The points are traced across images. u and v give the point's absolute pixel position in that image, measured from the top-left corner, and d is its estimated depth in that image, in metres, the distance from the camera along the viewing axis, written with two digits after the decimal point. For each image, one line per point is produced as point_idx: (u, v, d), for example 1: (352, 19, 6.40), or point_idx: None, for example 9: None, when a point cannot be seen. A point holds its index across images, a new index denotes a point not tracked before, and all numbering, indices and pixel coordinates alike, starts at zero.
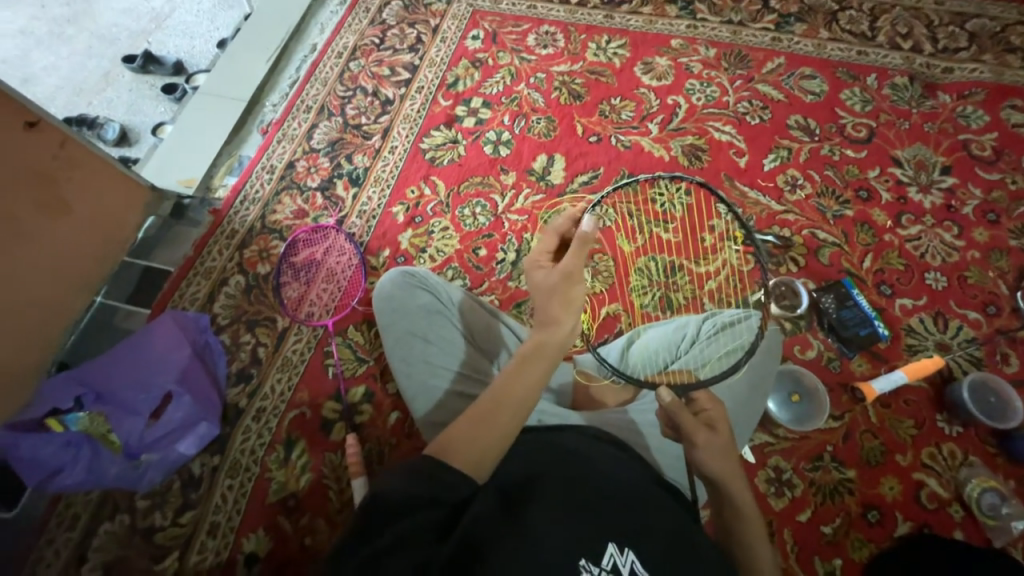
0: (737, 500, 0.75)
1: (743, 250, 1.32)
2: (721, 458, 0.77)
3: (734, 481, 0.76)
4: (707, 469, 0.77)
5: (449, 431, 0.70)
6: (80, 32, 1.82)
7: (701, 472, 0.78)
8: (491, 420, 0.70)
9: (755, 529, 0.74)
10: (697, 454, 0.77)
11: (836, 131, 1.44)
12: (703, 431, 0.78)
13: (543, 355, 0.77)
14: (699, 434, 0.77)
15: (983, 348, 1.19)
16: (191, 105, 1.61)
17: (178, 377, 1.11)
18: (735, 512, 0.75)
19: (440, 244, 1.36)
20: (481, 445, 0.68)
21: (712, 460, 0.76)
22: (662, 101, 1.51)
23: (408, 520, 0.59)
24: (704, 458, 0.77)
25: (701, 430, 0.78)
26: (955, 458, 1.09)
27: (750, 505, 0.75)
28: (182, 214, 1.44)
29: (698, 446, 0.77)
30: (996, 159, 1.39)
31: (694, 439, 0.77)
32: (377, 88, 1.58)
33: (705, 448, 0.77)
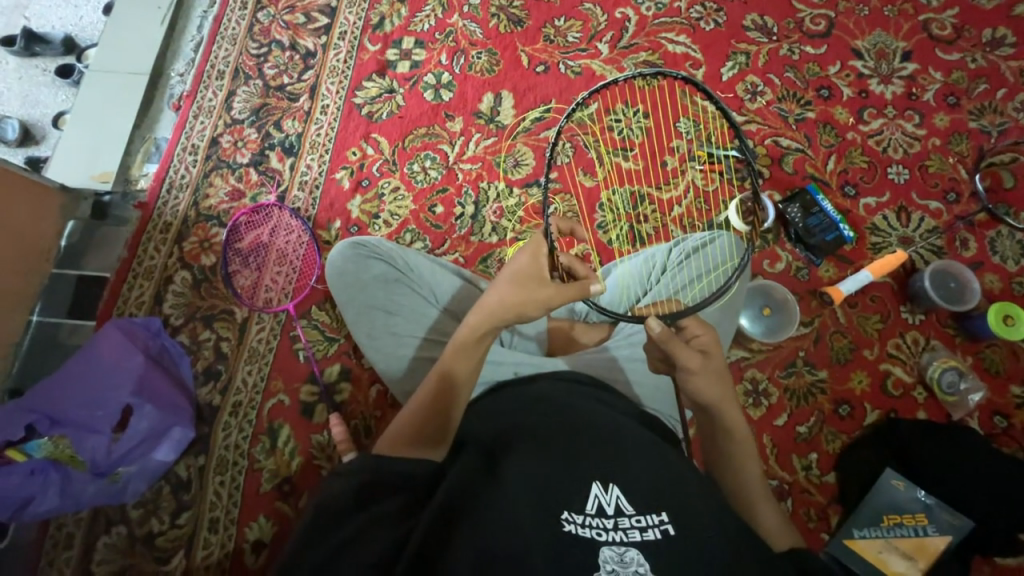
0: (730, 423, 0.76)
1: (707, 168, 1.27)
2: (713, 384, 0.75)
3: (726, 406, 0.76)
4: (702, 396, 0.76)
5: (398, 419, 0.76)
6: None
7: (695, 399, 0.77)
8: (434, 401, 0.75)
9: (745, 449, 0.76)
10: (694, 383, 0.75)
11: (794, 26, 1.35)
12: (698, 357, 0.75)
13: (484, 338, 0.80)
14: (694, 363, 0.75)
15: (944, 236, 1.20)
16: (86, 86, 1.41)
17: (134, 387, 1.04)
18: (727, 436, 0.76)
19: (393, 207, 1.28)
20: (433, 426, 0.73)
21: (706, 387, 0.75)
22: (609, 17, 1.38)
23: (370, 509, 0.60)
24: (699, 386, 0.75)
25: (696, 357, 0.75)
26: (918, 345, 1.14)
27: (742, 427, 0.76)
28: (104, 213, 1.30)
29: (694, 372, 0.75)
30: (956, 37, 1.33)
31: (691, 367, 0.74)
32: (294, 40, 1.40)
33: (700, 375, 0.75)
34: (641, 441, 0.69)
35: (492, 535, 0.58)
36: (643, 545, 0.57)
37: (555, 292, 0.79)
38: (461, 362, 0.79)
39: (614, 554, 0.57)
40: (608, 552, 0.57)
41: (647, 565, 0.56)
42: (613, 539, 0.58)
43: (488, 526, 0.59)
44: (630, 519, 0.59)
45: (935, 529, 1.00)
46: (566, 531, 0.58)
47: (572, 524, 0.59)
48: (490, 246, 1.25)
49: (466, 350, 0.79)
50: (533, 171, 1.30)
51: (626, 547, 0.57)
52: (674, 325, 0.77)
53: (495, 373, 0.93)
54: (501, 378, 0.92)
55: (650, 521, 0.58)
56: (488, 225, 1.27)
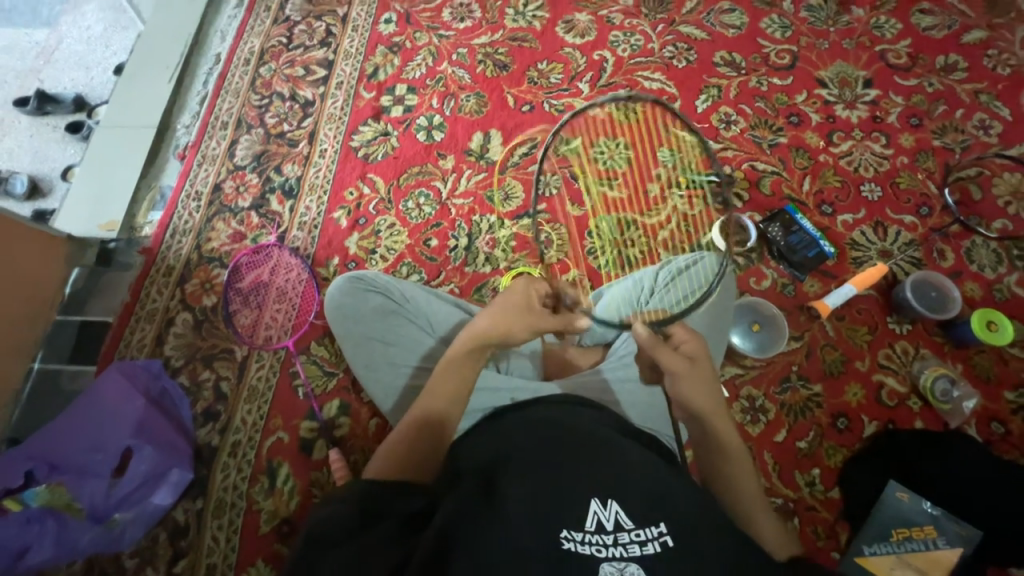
0: (724, 436, 0.77)
1: (689, 194, 1.32)
2: (702, 391, 0.77)
3: (716, 416, 0.77)
4: (691, 404, 0.77)
5: (378, 454, 0.80)
6: None
7: (686, 408, 0.78)
8: (416, 434, 0.80)
9: (741, 460, 0.77)
10: (683, 390, 0.77)
11: (761, 61, 1.45)
12: (684, 363, 0.78)
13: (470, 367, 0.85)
14: (679, 367, 0.77)
15: (921, 248, 1.24)
16: (95, 141, 1.49)
17: (134, 430, 1.05)
18: (721, 450, 0.77)
19: (389, 242, 1.32)
20: (420, 453, 0.78)
21: (695, 394, 0.77)
22: (588, 59, 1.49)
23: (368, 536, 0.61)
24: (687, 394, 0.77)
25: (682, 363, 0.78)
26: (908, 355, 1.15)
27: (735, 439, 0.77)
28: (108, 260, 1.34)
29: (682, 379, 0.77)
30: (912, 64, 1.43)
31: (678, 372, 0.77)
32: (294, 91, 1.49)
33: (688, 380, 0.77)
34: (638, 456, 0.70)
35: (493, 552, 0.59)
36: (643, 560, 0.58)
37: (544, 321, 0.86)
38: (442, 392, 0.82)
39: (614, 570, 0.57)
40: (608, 568, 0.57)
41: None
42: (612, 555, 0.58)
43: (489, 542, 0.59)
44: (629, 534, 0.60)
45: (946, 542, 0.98)
46: (566, 549, 0.59)
47: (571, 542, 0.60)
48: (484, 276, 1.29)
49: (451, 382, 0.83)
50: (523, 203, 1.35)
51: (626, 562, 0.58)
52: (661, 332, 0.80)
53: (492, 400, 0.94)
54: (499, 404, 0.93)
55: (649, 534, 0.59)
56: (482, 256, 1.31)
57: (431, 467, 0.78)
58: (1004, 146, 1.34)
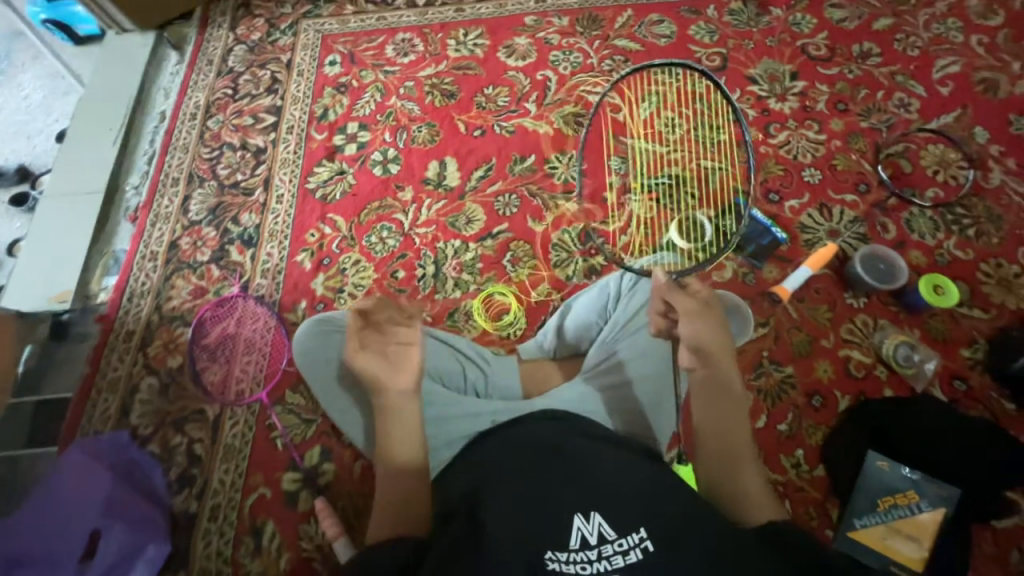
0: (728, 382, 0.85)
1: (644, 198, 1.36)
2: (712, 332, 0.86)
3: (722, 358, 0.86)
4: (702, 342, 0.85)
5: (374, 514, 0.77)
6: None
7: (696, 347, 0.86)
8: (392, 485, 0.78)
9: (739, 413, 0.83)
10: (695, 325, 0.86)
11: (694, 65, 1.53)
12: (698, 305, 0.89)
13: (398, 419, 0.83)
14: (693, 308, 0.88)
15: (865, 224, 1.31)
16: (40, 211, 1.44)
17: (102, 510, 0.98)
18: (722, 392, 0.84)
19: (356, 278, 1.32)
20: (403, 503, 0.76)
21: (707, 332, 0.86)
22: (532, 79, 1.54)
23: None
24: (701, 330, 0.86)
25: (696, 304, 0.89)
26: (868, 326, 1.20)
27: (736, 386, 0.85)
28: (64, 332, 1.28)
29: (695, 317, 0.88)
30: (831, 55, 1.53)
31: (692, 311, 0.88)
32: (245, 140, 1.49)
33: (701, 319, 0.87)
34: (617, 463, 0.71)
35: None
36: (628, 569, 0.57)
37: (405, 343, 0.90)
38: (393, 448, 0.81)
39: None
40: None
41: None
42: (598, 570, 0.58)
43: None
44: (613, 545, 0.60)
45: (928, 504, 1.01)
46: (552, 569, 0.59)
47: (557, 562, 0.59)
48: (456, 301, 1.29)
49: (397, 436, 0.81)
50: (485, 224, 1.36)
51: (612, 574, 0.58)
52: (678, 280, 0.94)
53: (472, 426, 0.93)
54: (480, 429, 0.92)
55: (631, 542, 0.59)
56: (451, 281, 1.31)
57: (428, 501, 0.77)
58: (924, 120, 1.43)
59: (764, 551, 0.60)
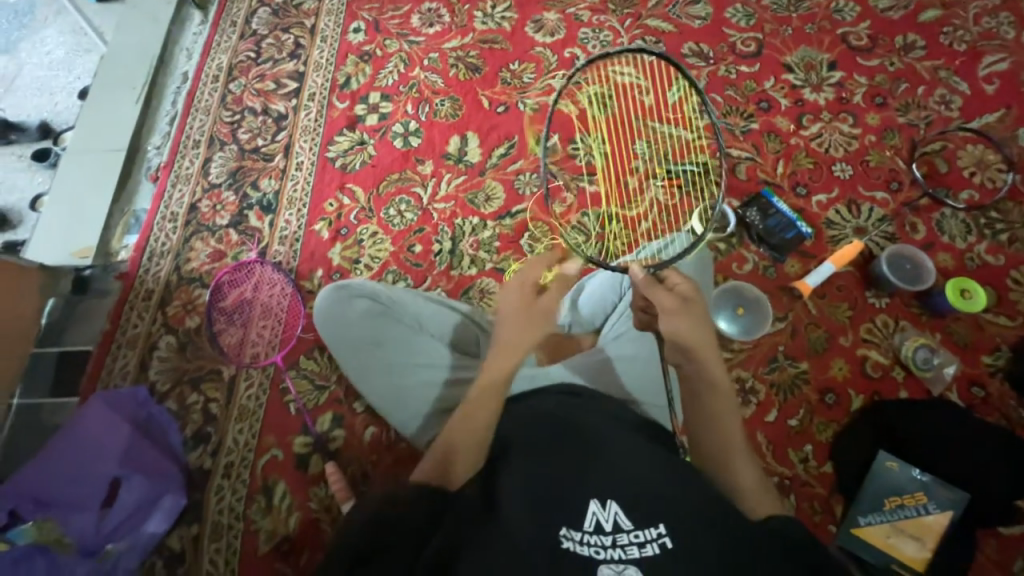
0: (717, 379, 0.80)
1: (667, 184, 1.33)
2: (692, 329, 0.80)
3: (706, 354, 0.80)
4: (682, 341, 0.80)
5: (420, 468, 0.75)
6: None
7: (678, 346, 0.81)
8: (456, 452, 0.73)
9: (733, 412, 0.79)
10: (673, 324, 0.80)
11: (728, 50, 1.48)
12: (674, 300, 0.82)
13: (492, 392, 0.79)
14: (670, 304, 0.82)
15: (893, 222, 1.28)
16: (64, 167, 1.45)
17: (121, 460, 1.03)
18: (712, 389, 0.80)
19: (373, 250, 1.32)
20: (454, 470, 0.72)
21: (686, 331, 0.80)
22: (559, 57, 1.50)
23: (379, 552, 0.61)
24: (680, 328, 0.80)
25: (672, 300, 0.82)
26: (888, 327, 1.18)
27: (726, 382, 0.80)
28: (84, 288, 1.30)
29: (673, 314, 0.81)
30: (872, 45, 1.47)
31: (667, 308, 0.81)
32: (266, 105, 1.48)
33: (679, 317, 0.81)
34: (639, 449, 0.70)
35: (495, 563, 0.59)
36: (641, 561, 0.57)
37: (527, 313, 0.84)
38: (467, 418, 0.76)
39: (613, 572, 0.57)
40: (607, 570, 0.57)
41: None
42: (611, 557, 0.58)
43: (490, 554, 0.59)
44: (628, 535, 0.59)
45: (936, 506, 1.02)
46: (566, 548, 0.59)
47: (571, 541, 0.60)
48: (471, 278, 1.29)
49: (481, 405, 0.77)
50: (504, 203, 1.35)
51: (625, 564, 0.57)
52: (655, 274, 0.86)
53: None
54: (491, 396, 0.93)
55: (649, 535, 0.59)
56: (467, 258, 1.31)
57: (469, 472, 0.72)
58: (965, 119, 1.38)
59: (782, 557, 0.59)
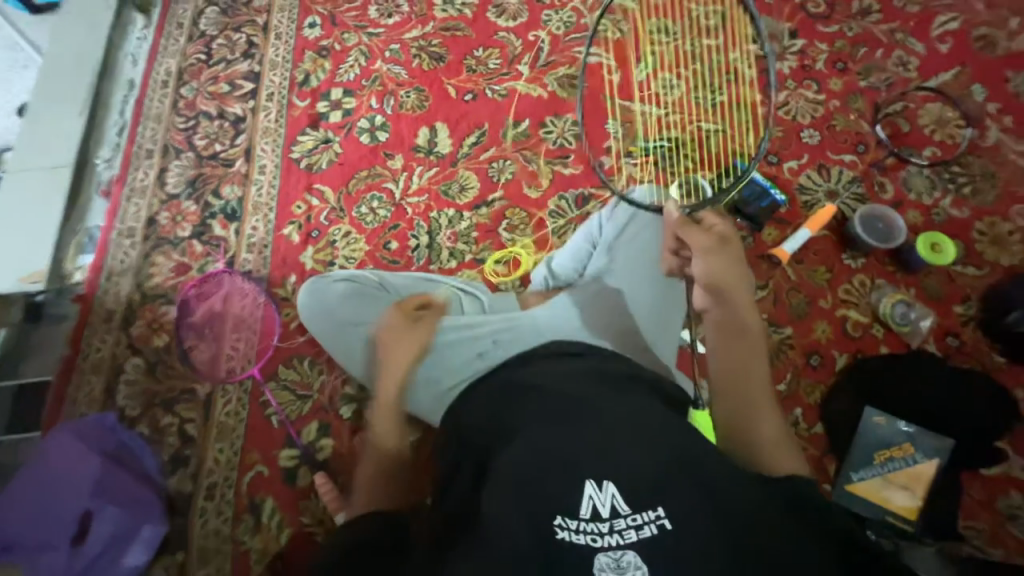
0: (746, 321, 0.84)
1: (641, 161, 1.32)
2: (727, 267, 0.84)
3: (734, 295, 0.84)
4: (717, 278, 0.84)
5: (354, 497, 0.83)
6: None
7: (710, 284, 0.84)
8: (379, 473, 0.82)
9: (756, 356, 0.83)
10: (712, 260, 0.84)
11: (691, 24, 1.48)
12: (711, 239, 0.85)
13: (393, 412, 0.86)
14: (707, 243, 0.84)
15: (863, 184, 1.30)
16: (6, 188, 1.35)
17: (93, 490, 0.97)
18: (739, 333, 0.84)
19: (347, 251, 1.27)
20: (390, 485, 0.81)
21: (721, 268, 0.84)
22: (524, 40, 1.47)
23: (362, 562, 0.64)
24: (717, 266, 0.84)
25: (710, 239, 0.85)
26: (865, 286, 1.20)
27: (751, 324, 0.85)
28: (39, 315, 1.22)
29: (711, 253, 0.84)
30: (830, 12, 1.49)
31: (705, 245, 0.84)
32: (222, 108, 1.41)
33: (716, 255, 0.84)
34: (632, 423, 0.66)
35: (488, 567, 0.57)
36: (640, 544, 0.56)
37: (405, 341, 0.90)
38: (385, 437, 0.84)
39: (610, 560, 0.56)
40: (604, 558, 0.56)
41: (645, 564, 0.55)
42: (608, 544, 0.56)
43: (482, 557, 0.58)
44: (625, 520, 0.57)
45: (922, 456, 1.05)
46: (561, 538, 0.58)
47: (566, 530, 0.58)
48: (452, 271, 1.26)
49: (385, 429, 0.85)
50: (479, 192, 1.32)
51: (624, 549, 0.56)
52: (691, 214, 0.88)
53: (467, 353, 0.97)
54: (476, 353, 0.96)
55: (645, 518, 0.57)
56: (446, 252, 1.27)
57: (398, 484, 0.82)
58: (923, 79, 1.41)
59: (783, 518, 0.57)
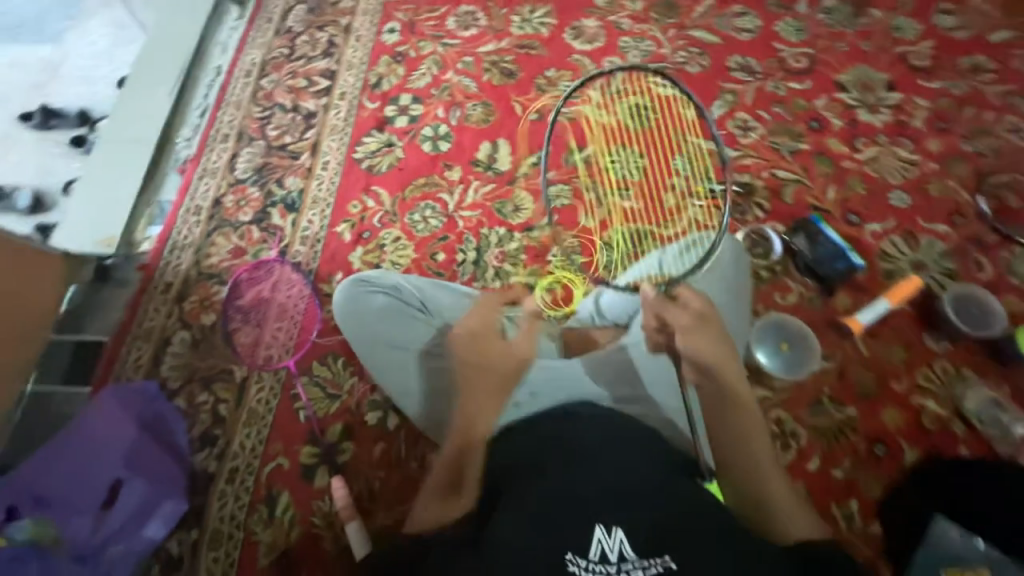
0: (738, 393, 0.81)
1: (707, 204, 1.26)
2: (713, 344, 0.81)
3: (725, 365, 0.81)
4: (703, 356, 0.81)
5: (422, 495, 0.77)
6: None
7: (698, 362, 0.81)
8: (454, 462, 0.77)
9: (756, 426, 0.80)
10: (694, 339, 0.81)
11: (777, 65, 1.40)
12: (687, 316, 0.83)
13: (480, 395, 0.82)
14: (687, 321, 0.83)
15: (955, 258, 1.18)
16: (97, 155, 1.46)
17: (123, 461, 1.01)
18: (735, 405, 0.80)
19: (394, 256, 1.28)
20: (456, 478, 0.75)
21: (706, 346, 0.81)
22: (597, 65, 1.44)
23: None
24: (702, 344, 0.81)
25: (686, 317, 0.83)
26: (949, 375, 1.09)
27: (747, 397, 0.81)
28: (106, 277, 1.29)
29: (691, 331, 0.82)
30: (936, 66, 1.37)
31: (682, 324, 0.83)
32: (297, 102, 1.46)
33: (695, 333, 0.82)
34: (632, 469, 0.68)
35: None
36: None
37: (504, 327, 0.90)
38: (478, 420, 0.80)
39: None
40: None
41: None
42: None
43: None
44: (633, 564, 0.57)
45: None
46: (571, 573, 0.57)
47: (577, 567, 0.57)
48: (495, 291, 1.24)
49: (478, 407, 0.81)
50: (533, 215, 1.30)
51: None
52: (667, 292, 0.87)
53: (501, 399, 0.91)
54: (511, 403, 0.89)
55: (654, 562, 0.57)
56: (491, 270, 1.26)
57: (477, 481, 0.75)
58: None
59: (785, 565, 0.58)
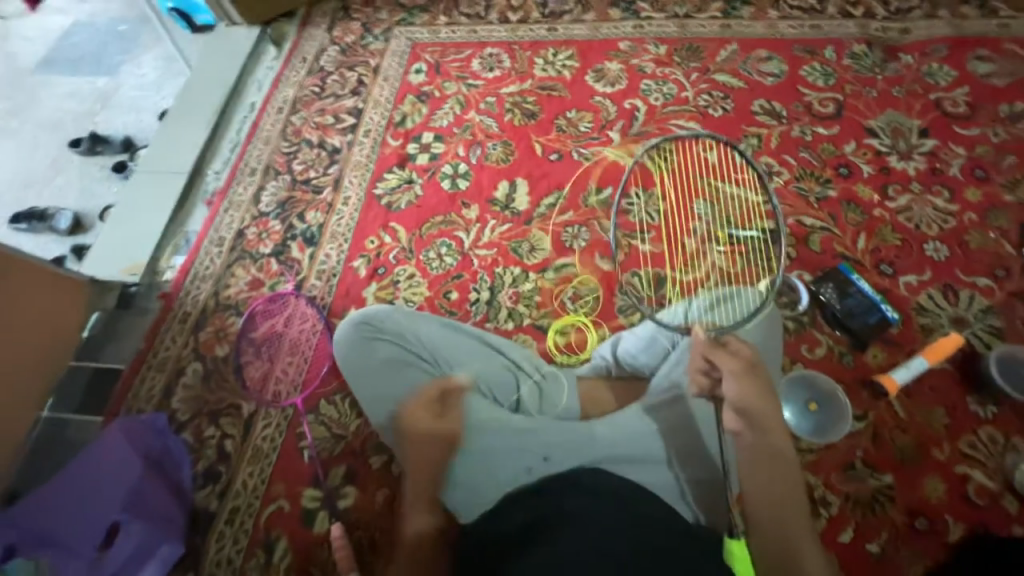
0: (780, 448, 0.79)
1: (727, 250, 1.22)
2: (758, 393, 0.80)
3: (764, 417, 0.79)
4: (745, 404, 0.79)
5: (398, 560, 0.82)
6: (23, 124, 1.70)
7: (740, 412, 0.80)
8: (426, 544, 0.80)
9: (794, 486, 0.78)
10: (737, 386, 0.80)
11: (803, 110, 1.38)
12: (736, 363, 0.82)
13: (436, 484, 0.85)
14: (736, 367, 0.81)
15: (1001, 316, 1.10)
16: (134, 183, 1.52)
17: (124, 503, 0.99)
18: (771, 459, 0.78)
19: (408, 293, 1.27)
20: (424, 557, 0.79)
21: (749, 394, 0.80)
22: (619, 107, 1.44)
23: None
24: (750, 393, 0.80)
25: (737, 363, 0.81)
26: (998, 445, 0.99)
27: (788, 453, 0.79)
28: (128, 304, 1.32)
29: (738, 376, 0.80)
30: (972, 114, 1.32)
31: (730, 371, 0.81)
32: (323, 138, 1.50)
33: (741, 379, 0.80)
34: (638, 534, 0.63)
35: None
36: None
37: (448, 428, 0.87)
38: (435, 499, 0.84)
39: None
40: None
41: None
42: None
43: None
44: None
45: None
46: None
47: None
48: (508, 332, 1.21)
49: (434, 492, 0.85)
50: (549, 255, 1.28)
51: None
52: (716, 336, 0.85)
53: (514, 464, 0.87)
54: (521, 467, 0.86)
55: None
56: (504, 311, 1.23)
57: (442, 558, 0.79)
58: None
59: None
